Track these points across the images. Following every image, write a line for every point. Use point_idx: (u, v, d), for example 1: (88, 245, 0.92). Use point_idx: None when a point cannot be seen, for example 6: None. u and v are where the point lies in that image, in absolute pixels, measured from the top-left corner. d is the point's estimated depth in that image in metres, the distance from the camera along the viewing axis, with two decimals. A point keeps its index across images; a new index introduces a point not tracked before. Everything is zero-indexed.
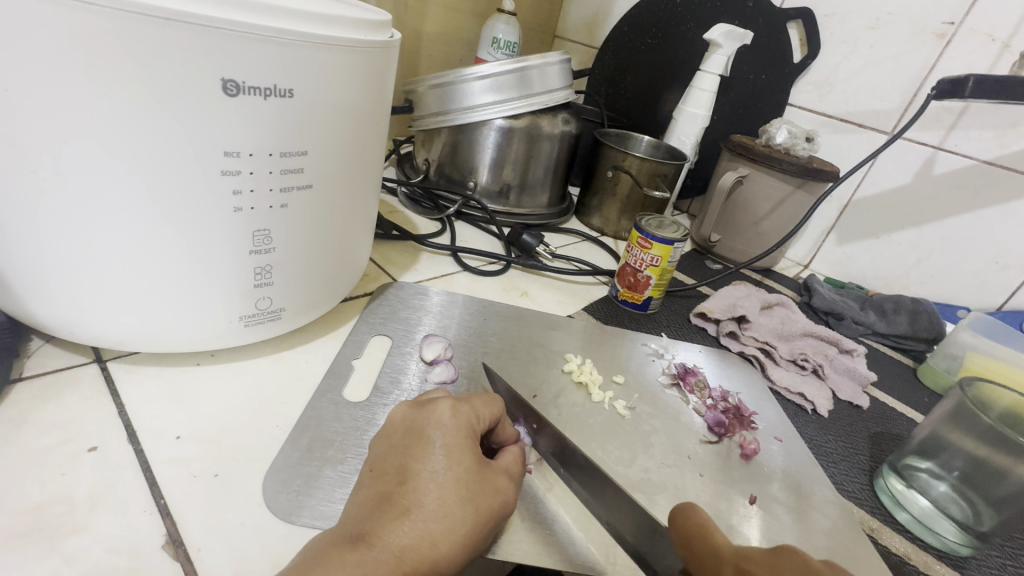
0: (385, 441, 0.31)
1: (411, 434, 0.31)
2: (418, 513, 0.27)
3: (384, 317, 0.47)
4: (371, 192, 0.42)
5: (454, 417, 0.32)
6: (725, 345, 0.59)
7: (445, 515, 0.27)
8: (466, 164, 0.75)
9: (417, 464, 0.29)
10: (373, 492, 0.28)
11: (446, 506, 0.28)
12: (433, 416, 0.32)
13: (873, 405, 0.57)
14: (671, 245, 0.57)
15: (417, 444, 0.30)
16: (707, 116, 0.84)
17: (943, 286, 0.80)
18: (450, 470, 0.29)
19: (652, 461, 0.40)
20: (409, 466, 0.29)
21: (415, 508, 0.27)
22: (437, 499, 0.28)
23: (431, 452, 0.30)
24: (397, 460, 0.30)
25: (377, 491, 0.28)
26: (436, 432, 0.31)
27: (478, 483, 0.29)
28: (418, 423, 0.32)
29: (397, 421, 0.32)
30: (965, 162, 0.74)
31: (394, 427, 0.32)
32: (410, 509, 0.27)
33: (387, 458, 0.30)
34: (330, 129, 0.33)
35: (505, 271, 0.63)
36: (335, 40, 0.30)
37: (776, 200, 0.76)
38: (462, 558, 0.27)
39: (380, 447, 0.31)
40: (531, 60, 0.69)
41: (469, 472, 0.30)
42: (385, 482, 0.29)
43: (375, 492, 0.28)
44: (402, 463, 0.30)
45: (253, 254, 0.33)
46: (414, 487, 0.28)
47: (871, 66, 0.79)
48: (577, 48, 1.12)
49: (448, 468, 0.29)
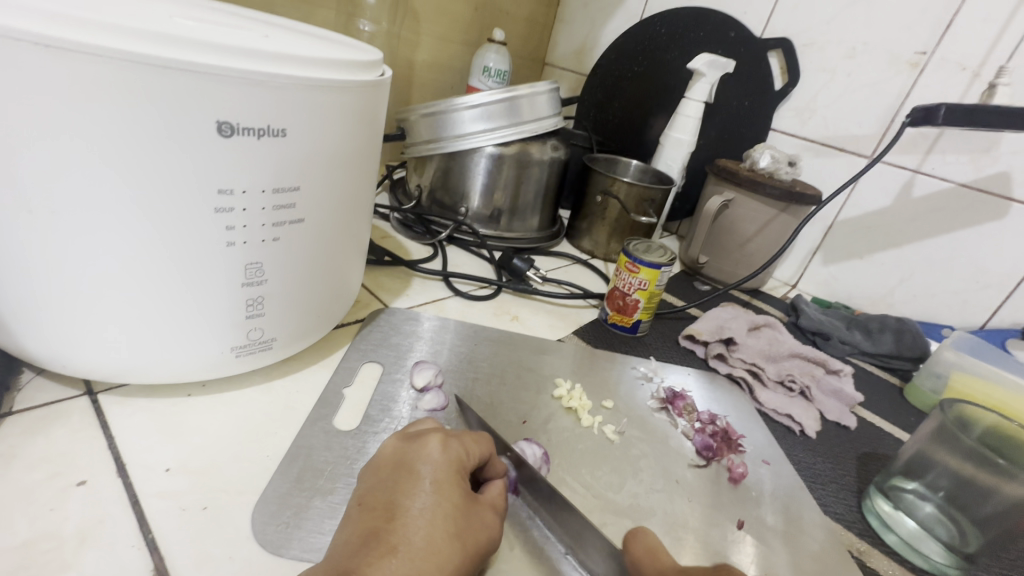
0: (374, 477, 0.32)
1: (400, 469, 0.31)
2: (405, 550, 0.27)
3: (375, 344, 0.48)
4: (362, 222, 0.43)
5: (443, 453, 0.32)
6: (714, 367, 0.60)
7: (432, 552, 0.28)
8: (457, 190, 0.77)
9: (406, 500, 0.30)
10: (361, 528, 0.28)
11: (434, 543, 0.28)
12: (422, 451, 0.32)
13: (860, 425, 0.58)
14: (658, 269, 0.58)
15: (405, 479, 0.31)
16: (693, 141, 0.86)
17: (927, 305, 0.81)
18: (438, 507, 0.29)
19: (641, 486, 0.40)
20: (398, 502, 0.30)
21: (402, 544, 0.28)
22: (425, 536, 0.28)
23: (420, 488, 0.30)
24: (385, 495, 0.30)
25: (365, 527, 0.29)
26: (425, 468, 0.31)
27: (465, 518, 0.30)
28: (407, 458, 0.32)
29: (386, 456, 0.33)
30: (943, 184, 0.76)
31: (383, 463, 0.32)
32: (397, 546, 0.27)
33: (376, 493, 0.30)
34: (322, 165, 0.34)
35: (496, 295, 0.63)
36: (327, 82, 0.31)
37: (761, 223, 0.78)
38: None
39: (369, 483, 0.31)
40: (521, 90, 0.72)
41: (457, 508, 0.30)
42: (373, 518, 0.29)
43: (363, 528, 0.28)
44: (390, 499, 0.30)
45: (245, 287, 0.33)
46: (402, 524, 0.28)
47: (849, 93, 0.82)
48: (565, 75, 1.15)
49: (436, 503, 0.30)
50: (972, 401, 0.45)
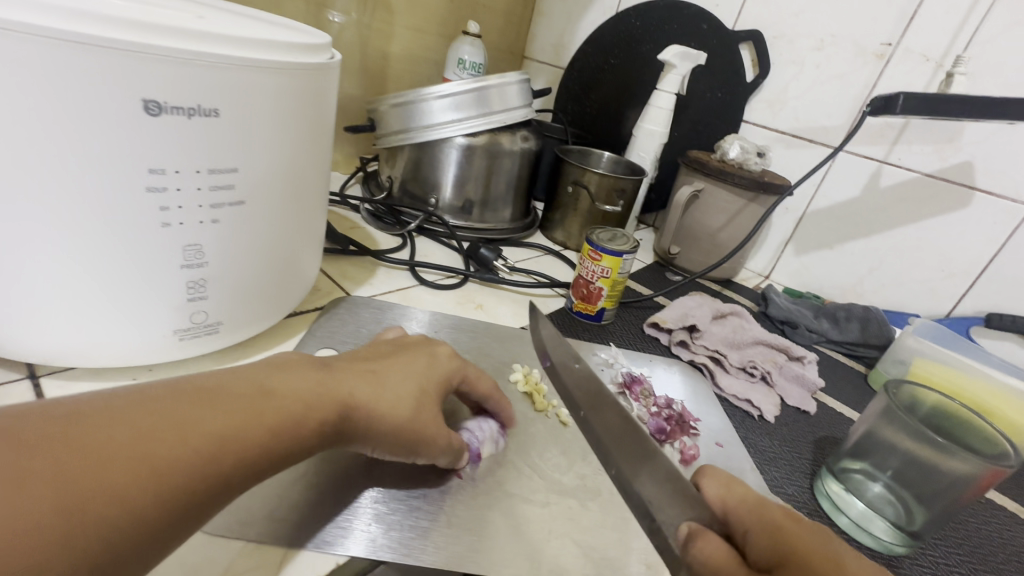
0: (381, 348, 0.38)
1: (405, 351, 0.38)
2: (378, 385, 0.33)
3: (332, 330, 0.48)
4: (316, 208, 0.43)
5: (447, 358, 0.38)
6: (677, 354, 0.60)
7: (393, 394, 0.33)
8: (428, 181, 0.77)
9: (400, 364, 0.36)
10: (359, 364, 0.35)
11: (400, 393, 0.33)
12: (434, 350, 0.39)
13: (820, 410, 0.58)
14: (620, 257, 0.58)
15: (409, 355, 0.37)
16: (665, 133, 0.87)
17: (895, 294, 0.82)
18: (422, 380, 0.35)
19: (589, 468, 0.41)
20: (393, 363, 0.36)
21: (381, 382, 0.33)
22: (396, 384, 0.34)
23: (418, 361, 0.36)
24: (385, 358, 0.36)
25: (359, 364, 0.35)
26: (429, 356, 0.38)
27: (428, 401, 0.35)
28: (416, 347, 0.39)
29: (405, 343, 0.40)
30: (909, 174, 0.77)
31: (395, 346, 0.39)
32: (376, 378, 0.33)
33: (379, 356, 0.37)
34: (262, 147, 0.34)
35: (462, 285, 0.64)
36: (261, 62, 0.31)
37: (731, 212, 0.78)
38: (385, 435, 0.32)
39: (372, 350, 0.38)
40: (490, 80, 0.72)
41: (432, 390, 0.35)
42: (367, 363, 0.35)
43: (355, 364, 0.35)
44: (389, 360, 0.36)
45: (184, 268, 0.33)
46: (387, 374, 0.34)
47: (819, 85, 0.82)
48: (544, 68, 1.16)
49: (421, 377, 0.35)
50: (918, 384, 0.46)
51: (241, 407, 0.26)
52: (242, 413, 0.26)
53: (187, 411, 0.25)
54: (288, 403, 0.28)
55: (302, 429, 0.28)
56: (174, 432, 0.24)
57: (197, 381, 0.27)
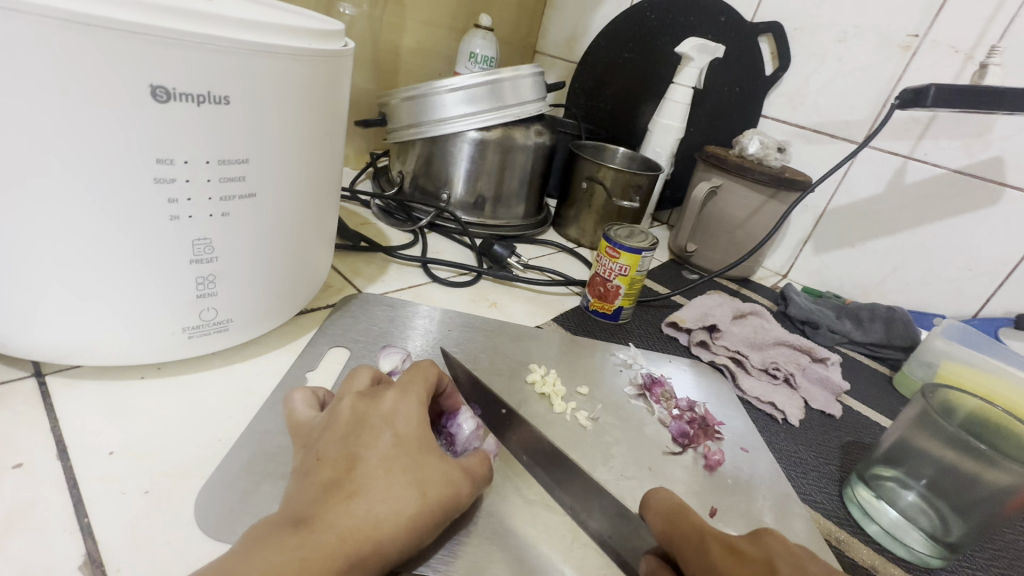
0: (334, 432, 0.30)
1: (359, 424, 0.30)
2: (360, 499, 0.27)
3: (344, 328, 0.47)
4: (328, 202, 0.42)
5: (403, 407, 0.31)
6: (696, 354, 0.59)
7: (391, 498, 0.27)
8: (439, 176, 0.75)
9: (365, 451, 0.29)
10: (320, 475, 0.28)
11: (393, 489, 0.28)
12: (379, 405, 0.31)
13: (845, 414, 0.57)
14: (639, 254, 0.56)
15: (366, 431, 0.30)
16: (681, 127, 0.85)
17: (919, 294, 0.80)
18: (396, 455, 0.29)
19: (611, 473, 0.39)
20: (357, 452, 0.29)
21: (362, 493, 0.27)
22: (383, 481, 0.28)
23: (380, 440, 0.30)
24: (344, 448, 0.29)
25: (324, 475, 0.28)
26: (386, 425, 0.30)
27: (425, 469, 0.29)
28: (366, 413, 0.31)
29: (346, 412, 0.31)
30: (935, 171, 0.75)
31: (341, 420, 0.31)
32: (354, 495, 0.27)
33: (334, 445, 0.30)
34: (274, 138, 0.32)
35: (476, 282, 0.62)
36: (273, 47, 0.29)
37: (750, 209, 0.76)
38: (405, 544, 0.27)
39: (326, 437, 0.30)
40: (503, 72, 0.70)
41: (415, 461, 0.29)
42: (331, 470, 0.28)
43: (319, 477, 0.28)
44: (348, 451, 0.29)
45: (194, 263, 0.32)
46: (361, 475, 0.28)
47: (841, 78, 0.80)
48: (556, 63, 1.13)
49: (394, 456, 0.29)
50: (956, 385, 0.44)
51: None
52: None
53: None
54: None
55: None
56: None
57: None
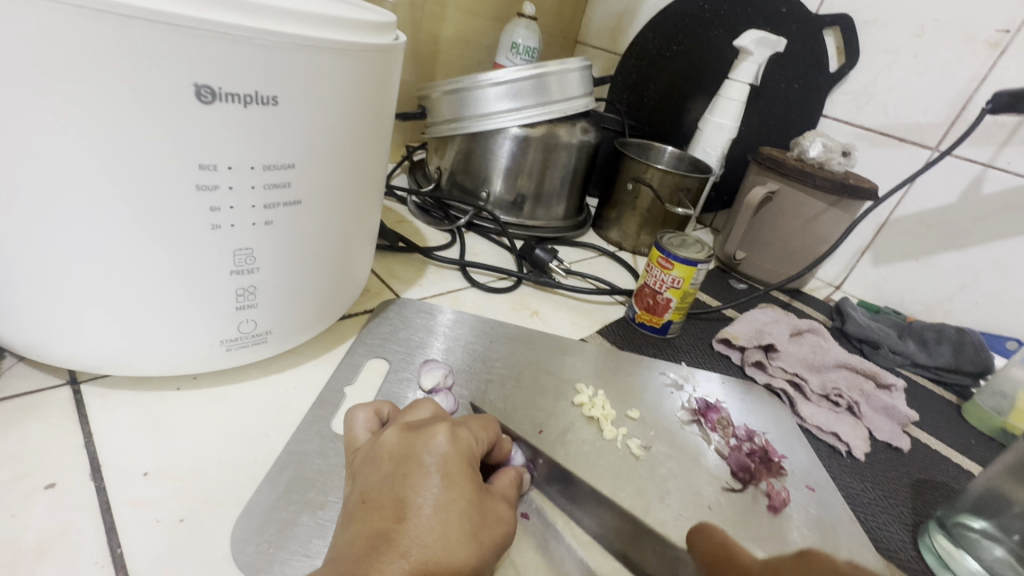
0: (379, 471, 0.28)
1: (404, 463, 0.28)
2: (415, 553, 0.24)
3: (383, 338, 0.44)
4: (370, 206, 0.40)
5: (451, 444, 0.29)
6: (750, 375, 0.55)
7: (448, 553, 0.25)
8: (479, 173, 0.72)
9: (415, 497, 0.26)
10: (367, 526, 0.25)
11: (449, 542, 0.25)
12: (427, 442, 0.29)
13: (913, 447, 0.52)
14: (693, 266, 0.52)
15: (417, 470, 0.28)
16: (735, 126, 0.80)
17: (990, 314, 0.74)
18: (449, 502, 0.26)
19: (663, 508, 0.36)
20: (406, 498, 0.26)
21: (416, 546, 0.24)
22: (438, 532, 0.25)
23: (431, 483, 0.27)
24: (392, 491, 0.27)
25: (372, 526, 0.25)
26: (438, 464, 0.28)
27: (479, 515, 0.27)
28: (413, 449, 0.28)
29: (391, 448, 0.29)
30: (1018, 181, 0.68)
31: (386, 456, 0.29)
32: (410, 546, 0.24)
33: (380, 489, 0.27)
34: (322, 141, 0.30)
35: (516, 288, 0.59)
36: (327, 43, 0.27)
37: (808, 217, 0.71)
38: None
39: (370, 477, 0.28)
40: (551, 66, 0.67)
41: (468, 505, 0.27)
42: (379, 518, 0.26)
43: (367, 528, 0.25)
44: (398, 494, 0.26)
45: (234, 275, 0.30)
46: (414, 525, 0.25)
47: (915, 77, 0.74)
48: (599, 54, 1.09)
49: (447, 500, 0.27)
50: None
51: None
52: None
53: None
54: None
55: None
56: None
57: None
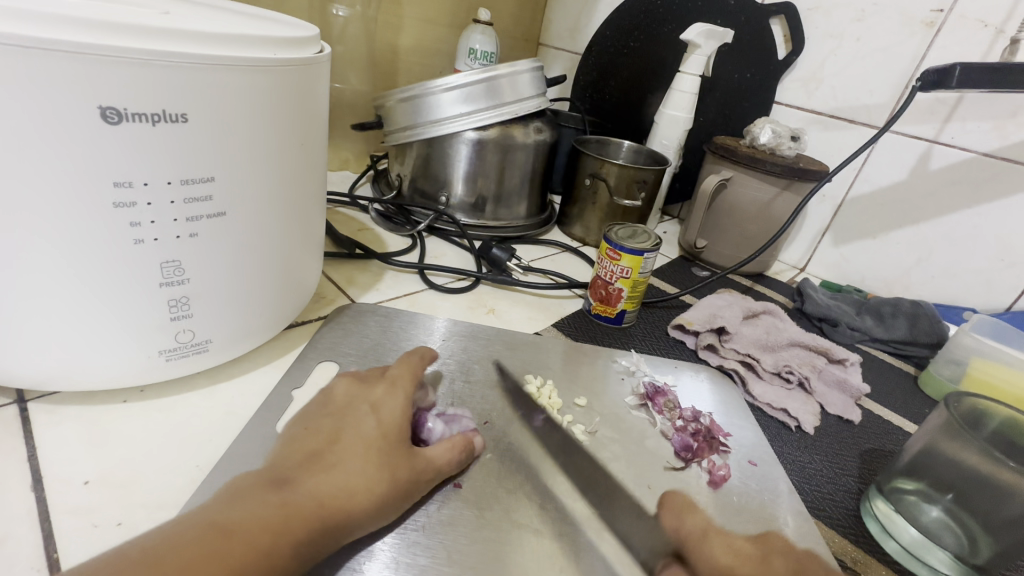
0: (324, 411, 0.35)
1: (346, 408, 0.35)
2: (341, 469, 0.30)
3: (334, 342, 0.46)
4: (308, 212, 0.41)
5: (392, 398, 0.36)
6: (704, 359, 0.56)
7: (363, 474, 0.31)
8: (438, 178, 0.74)
9: (347, 431, 0.33)
10: (306, 447, 0.32)
11: (365, 465, 0.31)
12: (370, 395, 0.36)
13: (864, 419, 0.53)
14: (641, 256, 0.54)
15: (355, 411, 0.34)
16: (689, 118, 0.81)
17: (946, 286, 0.75)
18: (376, 441, 0.33)
19: (605, 489, 0.38)
20: (340, 431, 0.33)
21: (339, 464, 0.31)
22: (359, 458, 0.31)
23: (365, 421, 0.34)
24: (331, 425, 0.33)
25: (308, 447, 0.32)
26: (373, 409, 0.35)
27: (398, 455, 0.33)
28: (356, 398, 0.36)
29: (338, 393, 0.36)
30: (963, 155, 0.70)
31: (332, 400, 0.35)
32: (338, 464, 0.31)
33: (323, 423, 0.34)
34: (240, 153, 0.31)
35: (474, 287, 0.61)
36: (232, 60, 0.28)
37: (763, 202, 0.73)
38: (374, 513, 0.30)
39: (317, 413, 0.35)
40: (500, 69, 0.68)
41: (393, 443, 0.33)
42: (315, 442, 0.32)
43: (305, 447, 0.32)
44: (336, 427, 0.33)
45: (164, 287, 0.31)
46: (341, 449, 0.32)
47: (859, 60, 0.75)
48: (560, 55, 1.10)
49: (376, 437, 0.33)
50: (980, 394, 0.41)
51: (210, 552, 0.24)
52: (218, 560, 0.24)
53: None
54: (257, 539, 0.26)
55: (287, 555, 0.26)
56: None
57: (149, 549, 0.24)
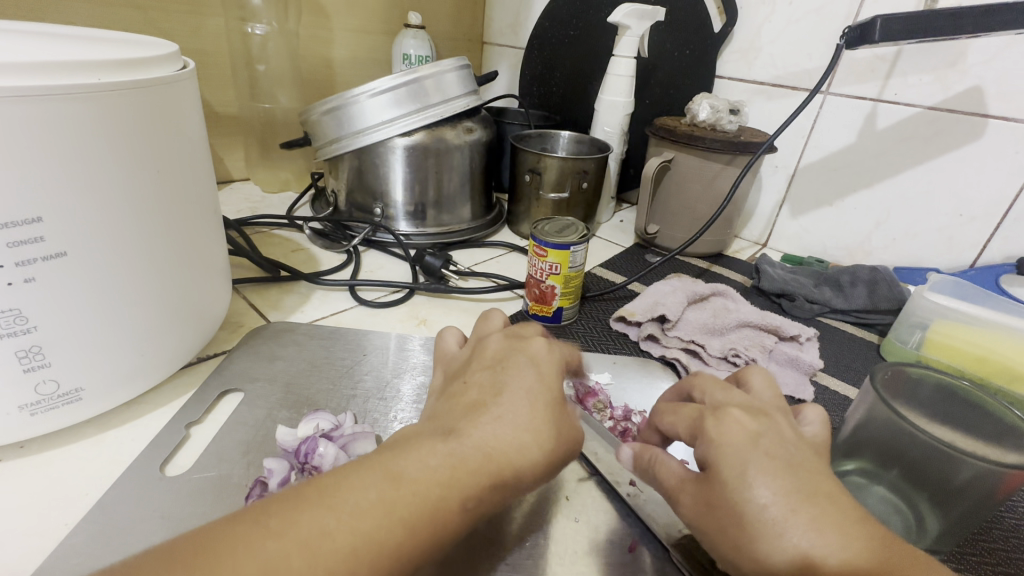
0: (478, 367, 0.34)
1: (504, 357, 0.34)
2: (505, 421, 0.30)
3: (243, 369, 0.44)
4: (197, 239, 0.39)
5: (549, 353, 0.34)
6: (647, 350, 0.54)
7: (532, 428, 0.30)
8: (374, 189, 0.72)
9: (510, 379, 0.32)
10: (469, 399, 0.31)
11: (534, 420, 0.30)
12: (528, 347, 0.35)
13: (818, 396, 0.51)
14: (567, 250, 0.52)
15: (512, 360, 0.34)
16: (629, 102, 0.79)
17: (909, 248, 0.73)
18: (543, 391, 0.32)
19: (516, 506, 0.36)
20: (503, 380, 0.32)
21: (506, 415, 0.30)
22: (527, 410, 0.30)
23: (527, 370, 0.33)
24: (493, 375, 0.33)
25: (471, 396, 0.32)
26: (531, 360, 0.34)
27: (562, 410, 0.32)
28: (512, 349, 0.35)
29: (494, 349, 0.35)
30: (908, 111, 0.67)
31: (487, 354, 0.35)
32: (501, 415, 0.30)
33: (482, 372, 0.33)
34: (71, 188, 0.29)
35: (408, 298, 0.59)
36: (33, 91, 0.26)
37: (707, 180, 0.71)
38: (541, 470, 0.30)
39: (474, 364, 0.35)
40: (423, 70, 0.66)
41: (556, 399, 0.32)
42: (478, 393, 0.32)
43: (467, 399, 0.31)
44: (495, 379, 0.33)
45: (7, 337, 0.29)
46: (505, 398, 0.31)
47: (794, 24, 0.73)
48: (504, 51, 1.07)
49: (542, 387, 0.32)
50: (908, 364, 0.38)
51: (382, 501, 0.25)
52: (390, 509, 0.25)
53: (333, 520, 0.24)
54: (425, 487, 0.26)
55: (456, 506, 0.26)
56: (333, 547, 0.23)
57: (310, 491, 0.25)
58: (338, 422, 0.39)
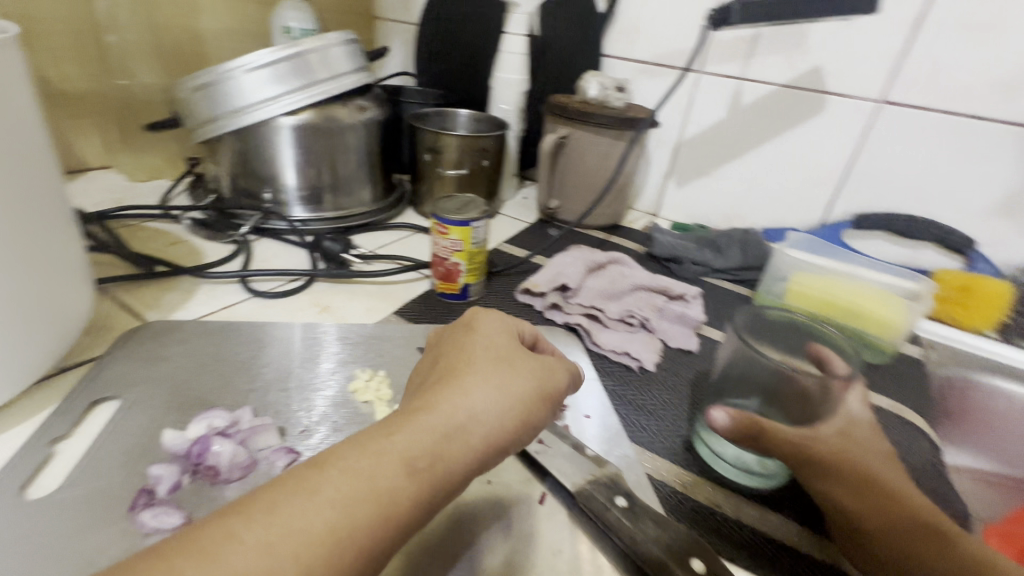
0: (428, 354, 0.36)
1: (457, 336, 0.35)
2: (455, 386, 0.30)
3: (117, 375, 0.39)
4: (43, 233, 0.34)
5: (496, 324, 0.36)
6: (552, 318, 0.57)
7: (481, 386, 0.30)
8: (260, 173, 0.67)
9: (461, 352, 0.33)
10: (427, 379, 0.32)
11: (484, 377, 0.30)
12: (476, 323, 0.36)
13: (701, 346, 0.57)
14: (468, 226, 0.52)
15: (452, 341, 0.35)
16: (523, 79, 0.87)
17: (773, 211, 0.82)
18: (492, 355, 0.33)
19: None
20: (452, 354, 0.33)
21: (460, 381, 0.30)
22: (476, 372, 0.31)
23: (473, 342, 0.34)
24: (447, 354, 0.34)
25: (427, 377, 0.32)
26: (480, 333, 0.35)
27: (512, 365, 0.32)
28: (459, 330, 0.36)
29: (439, 335, 0.37)
30: (767, 88, 0.76)
31: (438, 341, 0.36)
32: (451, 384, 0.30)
33: (439, 355, 0.34)
34: None
35: (307, 287, 0.56)
36: None
37: (600, 154, 0.74)
38: (500, 424, 0.29)
39: (429, 353, 0.36)
40: (305, 43, 0.62)
41: (504, 359, 0.32)
42: (432, 372, 0.33)
43: (424, 380, 0.32)
44: (449, 356, 0.33)
45: None
46: (456, 368, 0.31)
47: (669, 6, 0.78)
48: (395, 27, 1.04)
49: (490, 352, 0.33)
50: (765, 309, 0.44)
51: (315, 487, 0.24)
52: (319, 495, 0.23)
53: (250, 521, 0.22)
54: (366, 465, 0.25)
55: (406, 477, 0.25)
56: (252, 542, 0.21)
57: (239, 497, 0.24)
58: (234, 418, 0.37)
